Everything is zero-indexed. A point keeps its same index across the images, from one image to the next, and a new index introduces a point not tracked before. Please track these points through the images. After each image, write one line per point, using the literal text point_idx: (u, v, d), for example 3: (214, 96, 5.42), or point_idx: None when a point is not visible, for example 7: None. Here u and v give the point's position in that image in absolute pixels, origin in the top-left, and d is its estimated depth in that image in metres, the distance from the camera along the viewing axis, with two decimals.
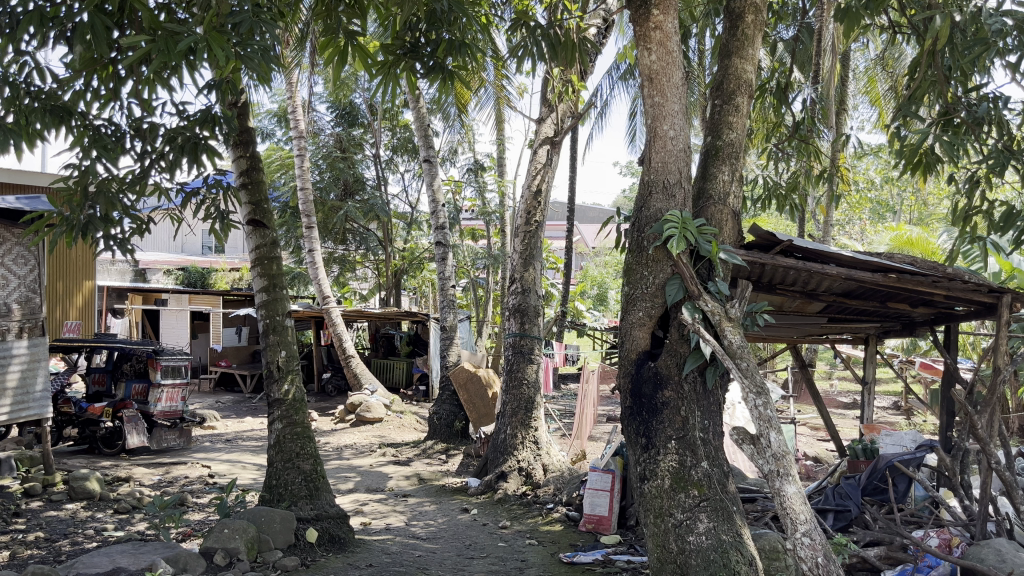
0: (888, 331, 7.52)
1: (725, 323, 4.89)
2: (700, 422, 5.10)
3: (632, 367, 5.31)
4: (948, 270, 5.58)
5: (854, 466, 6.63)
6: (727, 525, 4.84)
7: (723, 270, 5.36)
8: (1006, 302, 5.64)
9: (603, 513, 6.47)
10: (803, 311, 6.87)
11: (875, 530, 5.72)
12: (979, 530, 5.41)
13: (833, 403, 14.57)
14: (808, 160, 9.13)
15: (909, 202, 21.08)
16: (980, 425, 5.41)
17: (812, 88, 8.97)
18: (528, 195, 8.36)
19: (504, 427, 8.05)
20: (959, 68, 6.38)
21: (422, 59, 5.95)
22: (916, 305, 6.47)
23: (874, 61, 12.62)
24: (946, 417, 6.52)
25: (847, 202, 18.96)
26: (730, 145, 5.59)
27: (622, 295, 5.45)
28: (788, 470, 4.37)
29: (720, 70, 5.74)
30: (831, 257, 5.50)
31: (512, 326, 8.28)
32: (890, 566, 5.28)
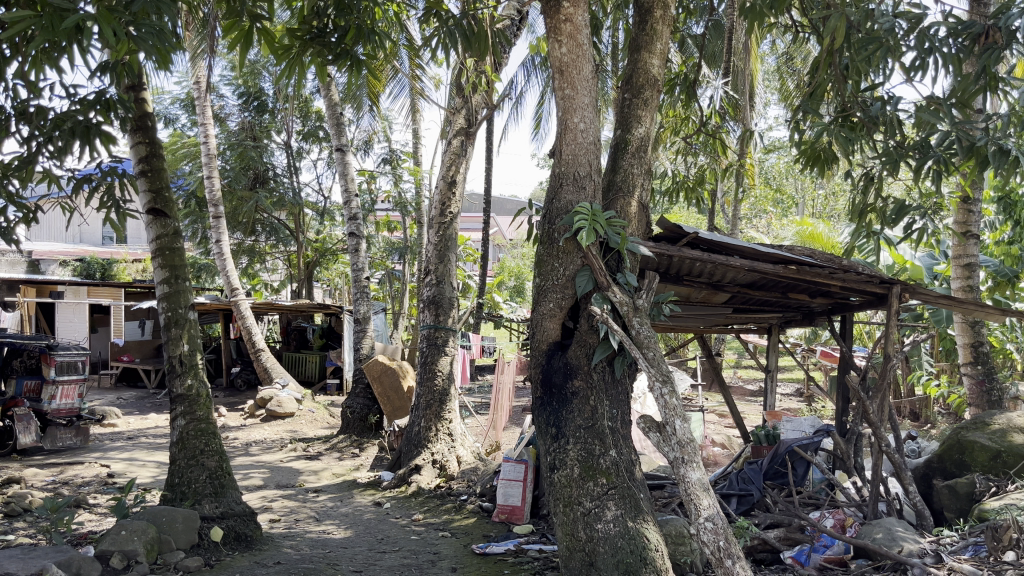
0: (788, 321, 7.82)
1: (632, 314, 4.96)
2: (608, 411, 5.19)
3: (543, 358, 5.39)
4: (843, 263, 5.82)
5: (757, 451, 6.85)
6: (633, 512, 4.88)
7: (631, 261, 5.45)
8: (896, 292, 5.94)
9: (516, 503, 6.51)
10: (709, 302, 7.05)
11: (775, 513, 5.92)
12: (871, 510, 5.68)
13: (740, 391, 15.02)
14: (715, 154, 9.35)
15: (812, 195, 21.88)
16: (872, 410, 5.70)
17: (719, 83, 9.18)
18: (442, 186, 8.33)
19: (417, 420, 7.99)
20: (856, 68, 6.66)
21: (329, 46, 5.79)
22: (814, 296, 6.73)
23: (781, 59, 13.03)
24: (842, 403, 6.83)
25: (754, 196, 19.55)
26: (639, 138, 5.67)
27: (532, 286, 5.49)
28: (691, 456, 4.48)
29: (630, 64, 5.81)
30: (735, 250, 5.65)
31: (426, 317, 8.22)
32: (787, 547, 5.50)
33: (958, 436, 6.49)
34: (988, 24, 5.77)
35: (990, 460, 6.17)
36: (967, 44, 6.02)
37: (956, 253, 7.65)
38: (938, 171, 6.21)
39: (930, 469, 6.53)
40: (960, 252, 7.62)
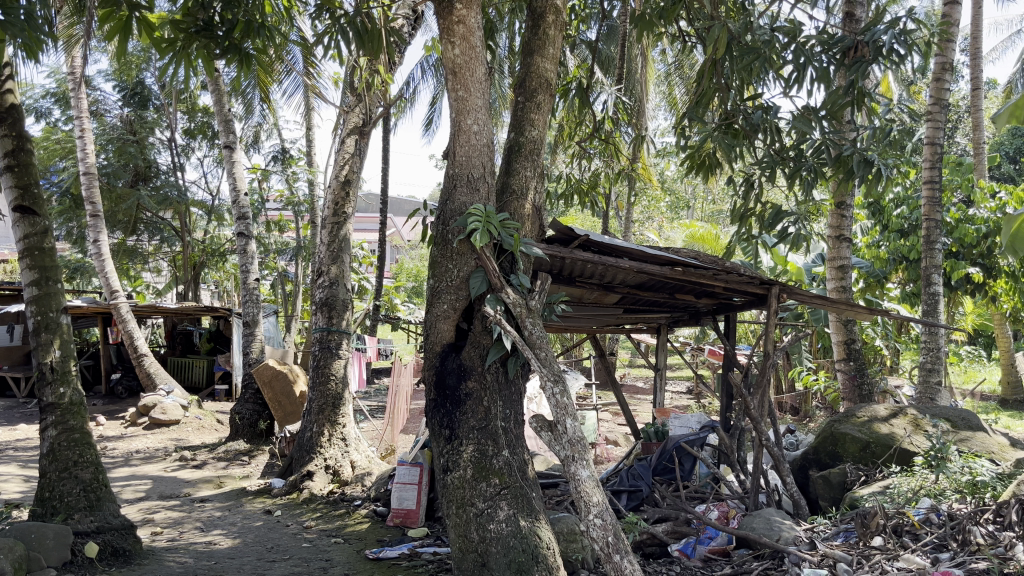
0: (677, 321, 8.07)
1: (525, 315, 4.99)
2: (501, 412, 5.22)
3: (436, 360, 5.37)
4: (727, 264, 6.04)
5: (647, 448, 7.03)
6: (526, 512, 4.92)
7: (524, 263, 5.49)
8: (774, 292, 6.23)
9: (411, 506, 6.46)
10: (601, 303, 7.18)
11: (663, 507, 6.10)
12: (753, 501, 5.94)
13: (632, 389, 15.40)
14: (609, 157, 9.55)
15: (701, 199, 22.67)
16: (753, 406, 5.96)
17: (610, 88, 9.38)
18: (336, 185, 8.19)
19: (309, 425, 7.81)
20: (738, 77, 6.96)
21: (216, 40, 5.57)
22: (700, 297, 6.98)
23: (670, 67, 13.46)
24: (726, 400, 7.11)
25: (647, 199, 20.11)
26: (532, 141, 5.73)
27: (426, 287, 5.46)
28: (582, 454, 4.53)
29: (523, 67, 5.85)
30: (625, 251, 5.76)
31: (319, 320, 8.05)
32: (675, 540, 5.68)
33: (832, 428, 6.86)
34: (858, 40, 6.16)
35: (860, 451, 6.55)
36: (839, 57, 6.39)
37: (830, 255, 8.09)
38: (812, 178, 6.60)
39: (807, 461, 6.88)
40: (834, 255, 8.06)
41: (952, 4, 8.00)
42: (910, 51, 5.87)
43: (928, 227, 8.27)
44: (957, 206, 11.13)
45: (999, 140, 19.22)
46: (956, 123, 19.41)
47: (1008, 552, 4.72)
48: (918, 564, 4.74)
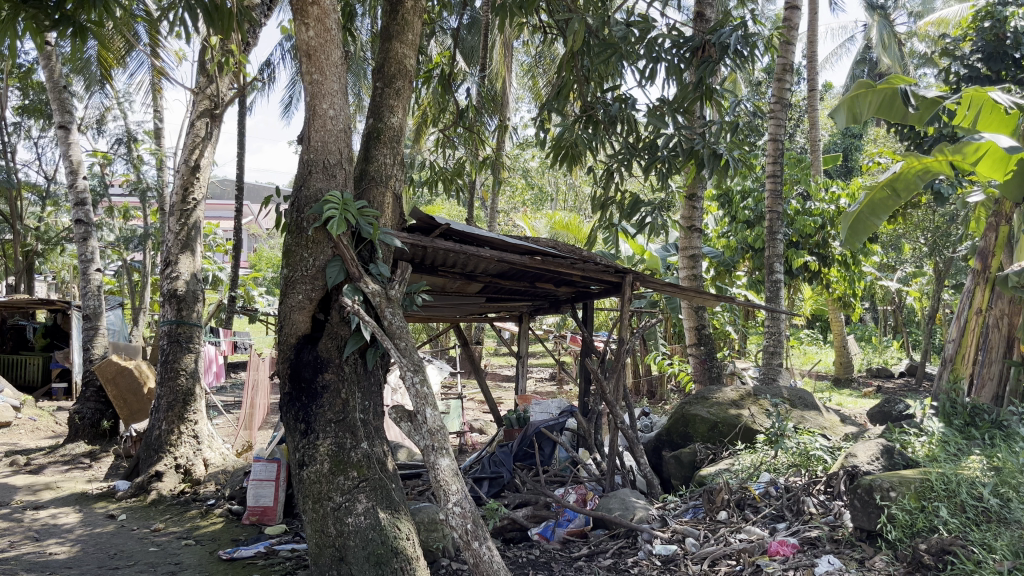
0: (538, 309, 8.22)
1: (384, 304, 4.93)
2: (360, 404, 5.15)
3: (291, 352, 5.19)
4: (584, 254, 6.20)
5: (509, 434, 7.11)
6: (385, 503, 4.85)
7: (383, 252, 5.40)
8: (629, 280, 6.47)
9: (268, 503, 6.26)
10: (463, 292, 7.19)
11: (523, 492, 6.18)
12: (609, 483, 6.15)
13: (496, 377, 15.58)
14: (472, 146, 9.57)
15: (564, 190, 23.17)
16: (609, 390, 6.16)
17: (472, 77, 9.40)
18: (185, 170, 7.78)
19: (157, 423, 7.41)
20: (596, 71, 7.15)
21: (46, 12, 5.10)
22: (559, 285, 7.13)
23: (532, 59, 13.63)
24: (584, 385, 7.32)
25: (511, 190, 20.36)
26: (391, 129, 5.65)
27: (280, 276, 5.27)
28: (442, 443, 4.51)
29: (381, 53, 5.74)
30: (485, 240, 5.78)
31: (167, 312, 7.62)
32: (535, 524, 5.78)
33: (684, 410, 7.19)
34: (706, 39, 6.46)
35: (708, 431, 6.90)
36: (689, 55, 6.68)
37: (683, 245, 8.46)
38: (664, 170, 6.90)
39: (660, 442, 7.18)
40: (686, 245, 8.44)
41: (791, 10, 8.51)
42: (752, 53, 6.23)
43: (771, 219, 8.78)
44: (797, 200, 11.91)
45: (834, 140, 20.69)
46: (796, 122, 20.77)
47: (836, 520, 5.21)
48: (758, 534, 5.11)
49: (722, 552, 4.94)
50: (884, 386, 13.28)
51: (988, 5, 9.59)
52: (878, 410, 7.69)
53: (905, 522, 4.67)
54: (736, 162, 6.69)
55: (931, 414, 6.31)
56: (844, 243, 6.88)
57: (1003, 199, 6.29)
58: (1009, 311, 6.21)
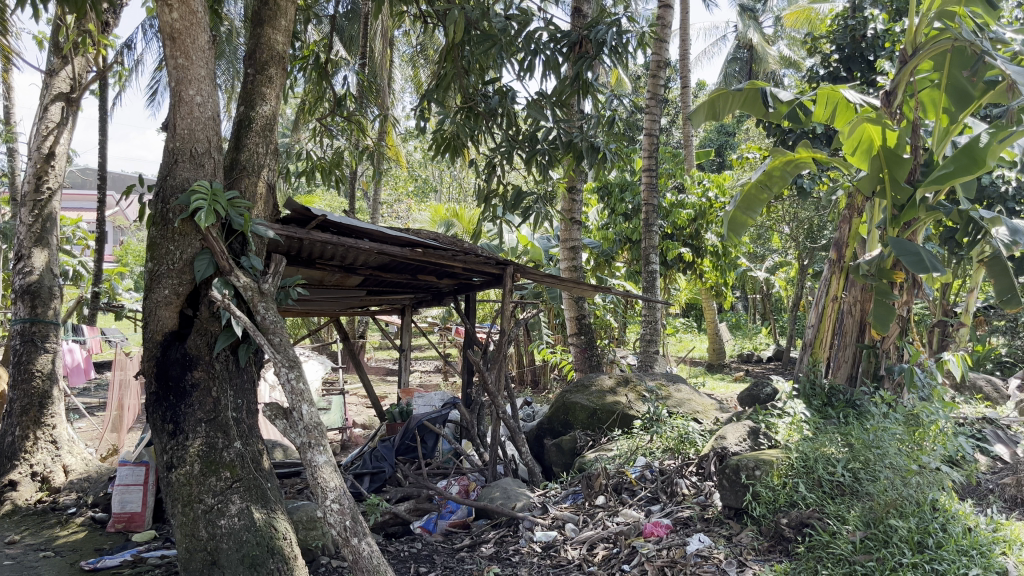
0: (421, 301, 8.18)
1: (258, 299, 4.75)
2: (232, 402, 4.96)
3: (157, 350, 4.93)
4: (465, 246, 6.19)
5: (391, 429, 7.04)
6: (260, 503, 4.71)
7: (256, 244, 5.21)
8: (509, 272, 6.52)
9: (135, 509, 5.98)
10: (343, 285, 7.05)
11: (405, 486, 6.13)
12: (491, 473, 6.20)
13: (380, 371, 15.41)
14: (352, 137, 9.39)
15: (448, 182, 23.12)
16: (491, 381, 6.19)
17: (352, 66, 9.22)
18: (37, 157, 7.27)
19: (10, 429, 6.91)
20: (476, 63, 7.15)
21: None
22: (441, 277, 7.12)
23: (414, 50, 13.53)
24: (467, 377, 7.34)
25: (395, 181, 20.15)
26: (264, 117, 5.45)
27: (145, 271, 4.99)
28: (318, 440, 4.39)
29: (252, 38, 5.53)
30: (364, 232, 5.66)
31: (19, 310, 7.09)
32: (417, 518, 5.75)
33: (564, 399, 7.33)
34: (583, 35, 6.59)
35: (588, 418, 7.07)
36: (566, 50, 6.81)
37: (564, 237, 8.60)
38: (545, 162, 7.00)
39: (542, 430, 7.30)
40: (567, 237, 8.59)
41: (664, 9, 8.77)
42: (627, 49, 6.40)
43: (648, 211, 9.03)
44: (672, 193, 12.33)
45: (709, 136, 21.56)
46: (673, 118, 21.50)
47: (707, 500, 5.45)
48: (634, 517, 5.28)
49: (599, 536, 5.09)
50: (753, 371, 13.98)
51: (845, 11, 10.21)
52: (747, 394, 8.07)
53: (768, 498, 4.95)
54: (613, 156, 6.87)
55: (793, 396, 6.69)
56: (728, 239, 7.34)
57: (857, 194, 6.70)
58: (861, 298, 6.55)
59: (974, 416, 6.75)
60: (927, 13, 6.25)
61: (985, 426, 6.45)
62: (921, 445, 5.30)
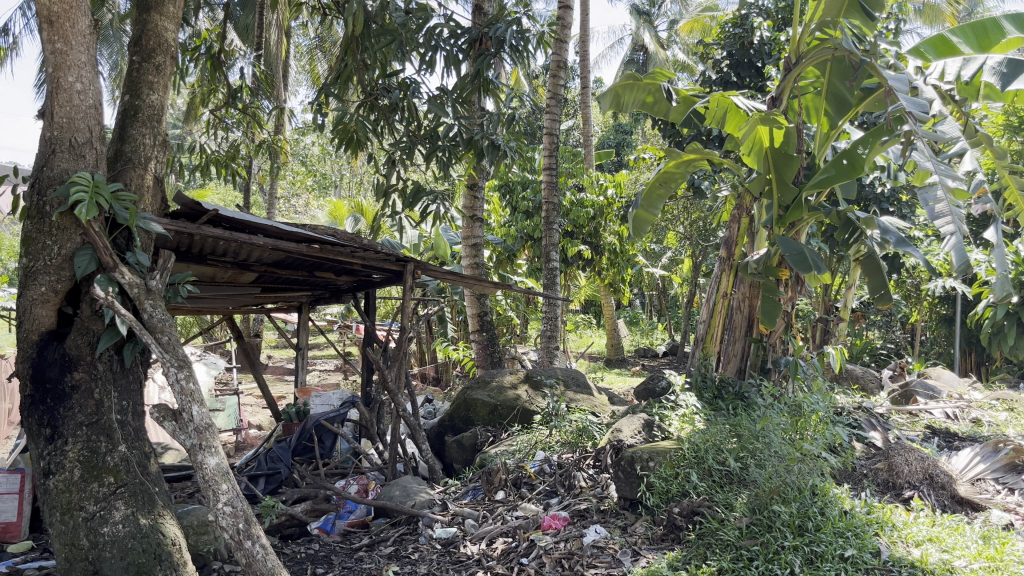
0: (318, 298, 8.03)
1: (144, 296, 4.55)
2: (116, 404, 4.76)
3: (33, 350, 4.64)
4: (363, 242, 6.09)
5: (287, 429, 6.88)
6: (146, 509, 4.52)
7: (142, 239, 4.99)
8: (409, 268, 6.46)
9: (11, 519, 5.63)
10: (236, 281, 6.84)
11: (302, 487, 6.01)
12: (390, 472, 6.16)
13: (277, 370, 15.05)
14: (247, 130, 9.13)
15: (347, 177, 22.78)
16: (391, 379, 6.12)
17: (246, 57, 8.97)
18: None
19: None
20: (376, 58, 7.06)
21: None
22: (339, 274, 7.01)
23: (312, 42, 13.26)
24: (366, 375, 7.27)
25: (292, 176, 19.70)
26: (150, 107, 5.23)
27: (18, 266, 4.68)
28: (210, 442, 4.23)
29: (137, 24, 5.29)
30: (258, 228, 5.49)
31: None
32: (314, 519, 5.65)
33: (465, 396, 7.35)
34: (482, 33, 6.61)
35: (489, 414, 7.11)
36: (466, 47, 6.81)
37: (465, 234, 8.59)
38: (445, 159, 6.97)
39: (443, 428, 7.31)
40: (469, 234, 8.59)
41: (563, 10, 8.90)
42: (527, 48, 6.47)
43: (548, 210, 9.14)
44: (571, 191, 12.52)
45: (606, 135, 22.02)
46: (571, 117, 21.84)
47: (603, 492, 5.58)
48: (533, 511, 5.36)
49: (499, 531, 5.14)
50: (649, 365, 14.40)
51: (735, 18, 10.61)
52: (644, 388, 8.28)
53: (661, 488, 5.11)
54: (513, 153, 6.93)
55: (685, 389, 6.93)
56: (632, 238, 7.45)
57: (746, 194, 6.99)
58: (750, 294, 6.86)
59: (851, 405, 7.15)
60: (811, 23, 6.57)
61: (861, 415, 6.84)
62: (803, 434, 5.57)
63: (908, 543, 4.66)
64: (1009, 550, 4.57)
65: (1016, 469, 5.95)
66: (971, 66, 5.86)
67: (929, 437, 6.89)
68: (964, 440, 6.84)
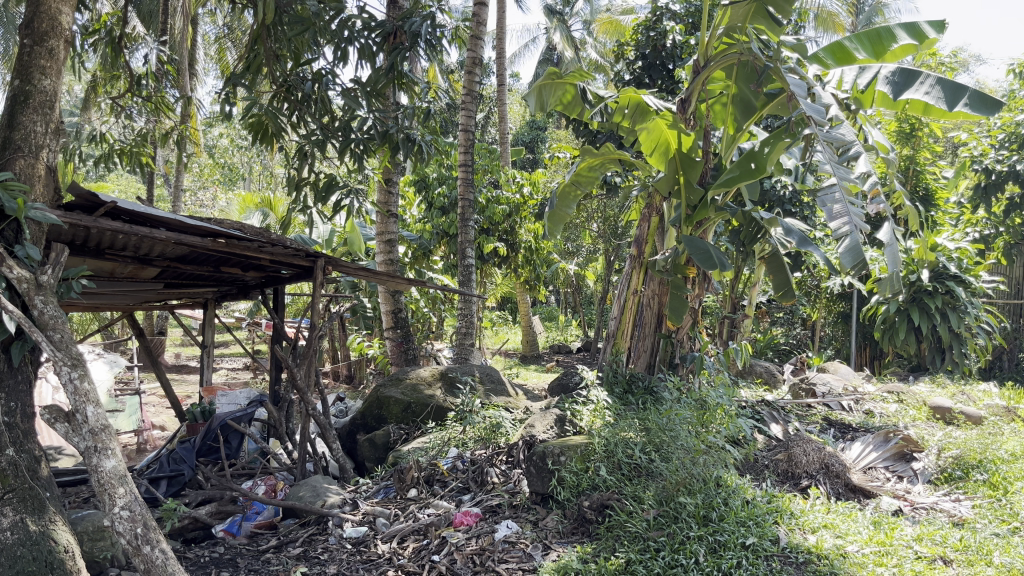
0: (225, 294, 7.82)
1: (34, 292, 4.31)
2: (4, 405, 4.46)
3: None
4: (272, 237, 5.98)
5: (192, 429, 6.64)
6: (36, 515, 4.30)
7: (33, 232, 4.72)
8: (319, 264, 6.36)
9: None
10: (138, 276, 6.59)
11: (206, 489, 5.81)
12: (299, 472, 6.04)
13: (183, 369, 14.55)
14: (151, 119, 8.78)
15: (257, 170, 22.20)
16: (300, 377, 5.99)
17: (150, 42, 8.62)
18: None
19: None
20: (287, 48, 6.91)
21: None
22: (247, 269, 6.84)
23: (221, 30, 12.86)
24: (275, 373, 7.11)
25: (199, 168, 19.05)
26: (42, 93, 4.95)
27: None
28: (106, 444, 4.05)
29: (28, 5, 5.01)
30: (160, 221, 5.29)
31: None
32: (219, 521, 5.50)
33: (378, 393, 7.27)
34: (397, 26, 6.54)
35: (402, 412, 7.05)
36: (381, 40, 6.72)
37: (379, 230, 8.49)
38: (359, 153, 6.87)
39: (354, 426, 7.20)
40: (383, 229, 8.49)
41: (479, 7, 8.90)
42: (441, 43, 6.44)
43: (463, 206, 9.12)
44: (488, 188, 12.53)
45: (521, 132, 22.11)
46: (488, 114, 21.85)
47: (515, 487, 5.61)
48: (445, 508, 5.35)
49: (410, 529, 5.11)
50: (563, 361, 14.57)
51: (647, 20, 10.82)
52: (558, 384, 8.37)
53: (572, 483, 5.18)
54: (427, 148, 6.88)
55: (597, 384, 7.04)
56: (546, 235, 7.51)
57: (655, 193, 7.15)
58: (659, 292, 7.02)
59: (754, 399, 7.41)
60: (717, 28, 6.78)
61: (763, 408, 7.09)
62: (709, 427, 5.75)
63: (805, 530, 4.85)
64: (897, 534, 4.82)
65: (905, 458, 6.41)
66: (867, 74, 6.34)
67: (826, 428, 7.21)
68: (857, 431, 7.18)
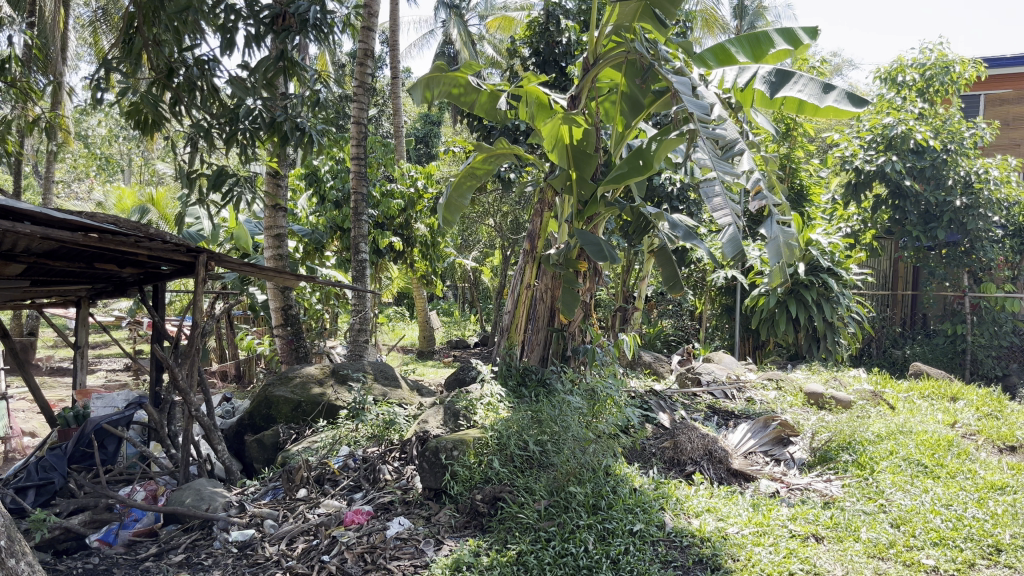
0: (100, 292, 7.43)
1: None
2: None
3: None
4: (150, 232, 5.75)
5: (64, 435, 6.28)
6: None
7: None
8: (201, 260, 6.13)
9: None
10: (1, 273, 6.16)
11: (80, 497, 5.51)
12: (183, 475, 5.81)
13: (56, 371, 13.75)
14: (18, 105, 8.24)
15: (137, 161, 21.16)
16: (182, 377, 5.75)
17: (15, 23, 8.09)
18: None
19: None
20: (168, 32, 6.60)
21: None
22: (123, 265, 6.52)
23: (96, 13, 12.18)
24: (155, 374, 6.82)
25: (72, 159, 18.00)
26: None
27: None
28: None
29: None
30: (24, 214, 4.94)
31: None
32: (94, 530, 5.24)
33: (266, 392, 7.06)
34: (286, 12, 6.36)
35: (292, 411, 6.89)
36: (269, 27, 6.53)
37: (267, 224, 8.25)
38: (246, 144, 6.66)
39: (241, 427, 6.97)
40: (271, 223, 8.25)
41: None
42: (332, 32, 6.30)
43: (356, 200, 8.96)
44: (382, 182, 12.38)
45: (415, 126, 21.91)
46: (381, 107, 21.57)
47: (407, 484, 5.58)
48: (336, 507, 5.27)
49: (299, 529, 5.01)
50: (459, 356, 14.56)
51: (541, 16, 10.93)
52: (452, 379, 8.35)
53: (465, 477, 5.17)
54: (317, 139, 6.73)
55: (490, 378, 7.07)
56: (439, 227, 7.45)
57: (547, 187, 7.22)
58: (551, 286, 7.11)
59: (643, 389, 7.62)
60: (605, 26, 6.91)
61: (651, 398, 7.30)
62: (598, 417, 5.87)
63: (689, 515, 5.03)
64: (774, 515, 5.06)
65: (782, 442, 6.66)
66: (746, 74, 6.60)
67: (710, 416, 7.49)
68: (739, 418, 7.49)
